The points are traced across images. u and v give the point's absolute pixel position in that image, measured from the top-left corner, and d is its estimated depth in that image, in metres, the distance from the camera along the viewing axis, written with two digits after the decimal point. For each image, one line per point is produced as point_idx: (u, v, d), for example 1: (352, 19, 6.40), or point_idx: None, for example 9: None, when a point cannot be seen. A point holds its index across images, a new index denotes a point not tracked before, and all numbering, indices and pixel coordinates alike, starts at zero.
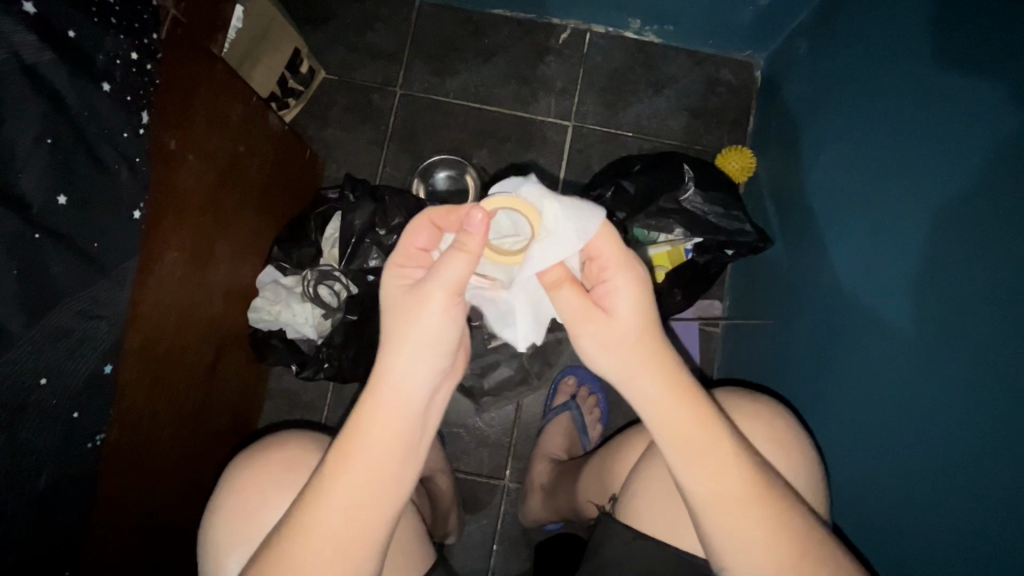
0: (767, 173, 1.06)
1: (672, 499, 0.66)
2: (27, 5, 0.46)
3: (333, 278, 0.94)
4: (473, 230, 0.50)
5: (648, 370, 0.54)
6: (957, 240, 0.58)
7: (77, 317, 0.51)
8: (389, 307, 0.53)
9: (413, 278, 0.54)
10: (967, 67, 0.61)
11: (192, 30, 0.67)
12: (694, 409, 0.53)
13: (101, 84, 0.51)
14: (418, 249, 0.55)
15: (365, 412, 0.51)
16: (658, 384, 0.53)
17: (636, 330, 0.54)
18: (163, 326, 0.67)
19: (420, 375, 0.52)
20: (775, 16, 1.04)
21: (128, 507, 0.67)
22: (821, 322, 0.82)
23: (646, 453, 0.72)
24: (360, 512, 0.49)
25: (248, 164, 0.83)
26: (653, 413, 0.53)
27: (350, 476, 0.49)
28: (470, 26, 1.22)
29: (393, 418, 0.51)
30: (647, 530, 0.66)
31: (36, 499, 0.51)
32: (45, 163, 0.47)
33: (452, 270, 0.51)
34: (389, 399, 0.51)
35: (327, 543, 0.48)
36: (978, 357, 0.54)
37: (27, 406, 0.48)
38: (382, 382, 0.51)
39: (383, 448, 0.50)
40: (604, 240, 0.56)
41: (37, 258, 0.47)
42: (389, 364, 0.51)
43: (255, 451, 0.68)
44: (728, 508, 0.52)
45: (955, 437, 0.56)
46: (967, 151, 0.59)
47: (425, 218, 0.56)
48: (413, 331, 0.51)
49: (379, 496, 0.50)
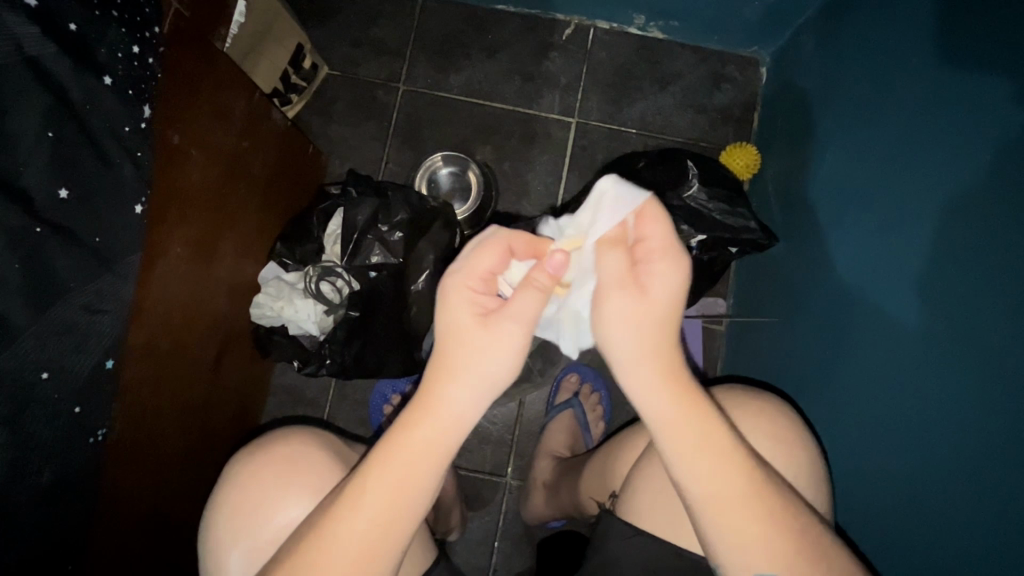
0: (772, 170, 1.05)
1: (672, 495, 0.65)
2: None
3: (335, 273, 0.92)
4: (553, 271, 0.55)
5: (656, 358, 0.53)
6: (961, 238, 0.58)
7: (80, 311, 0.50)
8: (453, 327, 0.52)
9: (482, 300, 0.53)
10: (975, 61, 0.60)
11: (195, 24, 0.67)
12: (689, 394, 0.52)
13: (103, 77, 0.51)
14: (486, 272, 0.54)
15: (418, 439, 0.50)
16: (665, 368, 0.53)
17: (664, 316, 0.53)
18: (166, 322, 0.67)
19: (478, 402, 0.51)
20: (781, 12, 1.03)
21: (132, 502, 0.67)
22: (824, 319, 0.82)
23: (648, 449, 0.71)
24: (391, 538, 0.49)
25: (252, 159, 0.83)
26: (646, 390, 0.53)
27: (390, 493, 0.49)
28: (474, 21, 1.21)
29: (443, 443, 0.50)
30: (647, 528, 0.66)
31: (40, 493, 0.51)
32: (48, 156, 0.46)
33: (528, 307, 0.52)
34: (443, 424, 0.50)
35: (355, 553, 0.48)
36: (981, 356, 0.54)
37: (30, 400, 0.48)
38: (436, 409, 0.50)
39: (429, 471, 0.50)
40: (655, 222, 0.56)
41: (41, 252, 0.47)
42: (448, 387, 0.50)
43: (256, 446, 0.68)
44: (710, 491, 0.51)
45: (960, 436, 0.55)
46: (972, 147, 0.58)
47: (500, 238, 0.55)
48: (479, 360, 0.51)
49: (415, 514, 0.50)
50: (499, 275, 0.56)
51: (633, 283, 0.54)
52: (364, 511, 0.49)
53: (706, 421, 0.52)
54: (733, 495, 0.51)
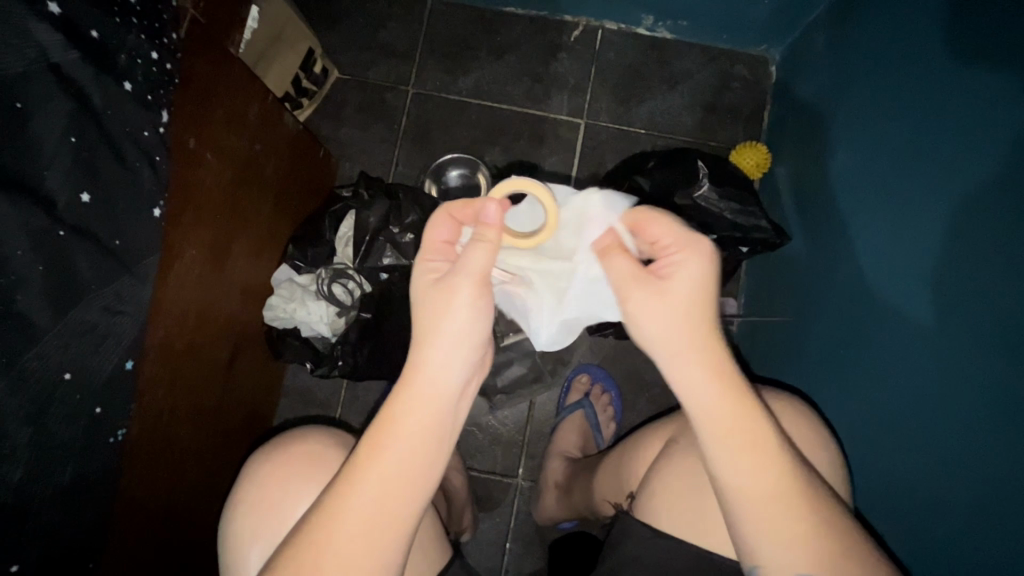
0: (783, 168, 1.04)
1: (693, 496, 0.65)
2: (52, 5, 0.46)
3: (348, 275, 0.93)
4: (491, 219, 0.55)
5: (698, 352, 0.54)
6: (976, 232, 0.57)
7: (101, 313, 0.51)
8: (421, 297, 0.55)
9: (440, 269, 0.57)
10: (990, 55, 0.60)
11: (210, 30, 0.68)
12: (741, 402, 0.53)
13: (123, 83, 0.52)
14: (443, 242, 0.58)
15: (403, 402, 0.51)
16: (702, 363, 0.53)
17: (693, 305, 0.55)
18: (183, 322, 0.68)
19: (454, 364, 0.52)
20: (791, 10, 1.03)
21: (150, 501, 0.68)
22: (837, 318, 0.81)
23: (667, 449, 0.71)
24: (387, 507, 0.49)
25: (265, 162, 0.84)
26: (696, 400, 0.53)
27: (376, 466, 0.50)
28: (482, 24, 1.22)
29: (423, 412, 0.51)
30: (667, 527, 0.65)
31: (63, 492, 0.51)
32: (70, 160, 0.47)
33: (475, 262, 0.54)
34: (419, 388, 0.52)
35: (353, 536, 0.48)
36: (996, 353, 0.53)
37: (53, 400, 0.49)
38: (418, 373, 0.52)
39: (412, 443, 0.50)
40: (659, 224, 0.59)
41: (64, 255, 0.47)
42: (423, 353, 0.52)
43: (274, 445, 0.69)
44: (757, 504, 0.52)
45: (975, 434, 0.55)
46: (987, 142, 0.58)
47: (443, 211, 0.59)
48: (449, 321, 0.53)
49: (404, 490, 0.50)
50: (456, 244, 0.59)
51: (655, 280, 0.57)
52: (355, 488, 0.49)
53: (757, 430, 0.52)
54: (779, 510, 0.51)
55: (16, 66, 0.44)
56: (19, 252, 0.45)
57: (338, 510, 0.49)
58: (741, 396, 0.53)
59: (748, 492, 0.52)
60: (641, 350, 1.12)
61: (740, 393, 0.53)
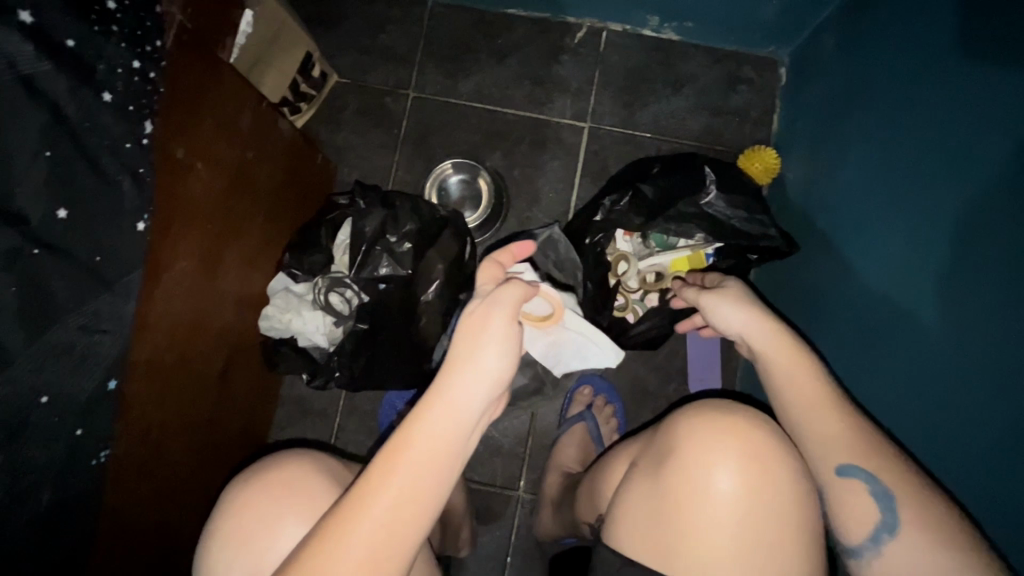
0: (793, 173, 1.01)
1: (660, 520, 0.59)
2: (24, 15, 0.44)
3: (344, 285, 0.91)
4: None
5: (767, 325, 0.65)
6: (987, 243, 0.54)
7: (79, 332, 0.49)
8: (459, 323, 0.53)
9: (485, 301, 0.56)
10: (997, 60, 0.57)
11: (199, 37, 0.66)
12: (795, 351, 0.63)
13: (102, 94, 0.49)
14: (493, 281, 0.59)
15: (420, 427, 0.49)
16: (765, 329, 0.65)
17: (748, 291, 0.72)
18: (169, 337, 0.66)
19: (481, 394, 0.50)
20: (800, 11, 0.99)
21: (135, 522, 0.66)
22: (847, 333, 0.77)
23: (632, 470, 0.67)
24: (393, 534, 0.47)
25: (258, 171, 0.82)
26: (774, 367, 0.63)
27: (388, 493, 0.47)
28: (482, 26, 1.19)
29: (443, 442, 0.49)
30: (634, 554, 0.60)
31: (39, 517, 0.50)
32: (44, 176, 0.45)
33: (509, 295, 0.53)
34: (445, 416, 0.49)
35: (354, 568, 0.45)
36: (1008, 376, 0.50)
37: (27, 424, 0.47)
38: (440, 399, 0.49)
39: (427, 473, 0.48)
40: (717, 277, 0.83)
41: (37, 274, 0.45)
42: (451, 378, 0.50)
43: (257, 471, 0.67)
44: (828, 453, 0.59)
45: (992, 462, 0.52)
46: (997, 150, 0.55)
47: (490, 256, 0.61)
48: (483, 352, 0.51)
49: (411, 522, 0.47)
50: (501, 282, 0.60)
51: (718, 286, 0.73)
52: (361, 517, 0.46)
53: (808, 370, 0.62)
54: (853, 455, 0.57)
55: None
56: None
57: (339, 538, 0.46)
58: (795, 343, 0.64)
59: (816, 444, 0.60)
60: (645, 359, 1.09)
61: (793, 342, 0.64)
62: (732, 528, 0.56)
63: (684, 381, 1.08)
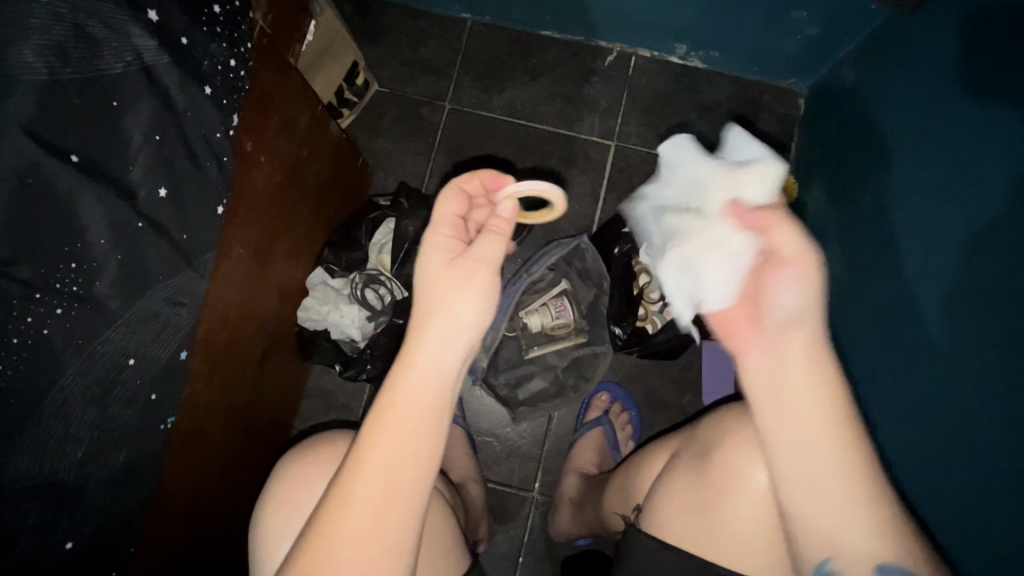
0: (810, 197, 1.06)
1: (694, 507, 0.65)
2: (150, 13, 0.50)
3: (379, 281, 0.96)
4: (509, 217, 0.58)
5: (806, 383, 0.51)
6: (1001, 264, 0.59)
7: (163, 303, 0.54)
8: (427, 274, 0.55)
9: (455, 243, 0.57)
10: (1006, 99, 0.63)
11: (274, 41, 0.72)
12: (834, 437, 0.50)
13: (204, 87, 0.55)
14: (454, 215, 0.58)
15: (401, 382, 0.51)
16: (810, 393, 0.50)
17: (815, 327, 0.51)
18: (225, 320, 0.69)
19: (454, 346, 0.52)
20: (822, 47, 1.06)
21: (183, 493, 0.68)
22: (864, 346, 0.81)
23: (671, 463, 0.72)
24: (394, 485, 0.49)
25: (309, 168, 0.87)
26: (794, 414, 0.51)
27: (382, 446, 0.49)
28: (518, 46, 1.26)
29: (424, 393, 0.51)
30: (670, 539, 0.66)
31: (116, 473, 0.53)
32: (151, 157, 0.50)
33: (490, 248, 0.55)
34: (424, 367, 0.51)
35: (360, 522, 0.47)
36: (1013, 383, 0.55)
37: (116, 383, 0.51)
38: (416, 355, 0.52)
39: (414, 422, 0.50)
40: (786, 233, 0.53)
41: (139, 246, 0.50)
42: (424, 334, 0.52)
43: (308, 446, 0.70)
44: (828, 494, 0.50)
45: (999, 463, 0.56)
46: (1008, 179, 0.60)
47: (451, 184, 0.60)
48: (456, 306, 0.52)
49: (407, 472, 0.49)
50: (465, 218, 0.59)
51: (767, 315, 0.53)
52: (360, 471, 0.49)
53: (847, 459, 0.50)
54: (844, 494, 0.50)
55: (116, 67, 0.47)
56: (101, 241, 0.47)
57: (349, 497, 0.48)
58: (840, 414, 0.50)
59: (808, 482, 0.51)
60: (660, 369, 1.13)
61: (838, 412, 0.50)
62: (754, 511, 0.61)
63: (697, 394, 1.12)
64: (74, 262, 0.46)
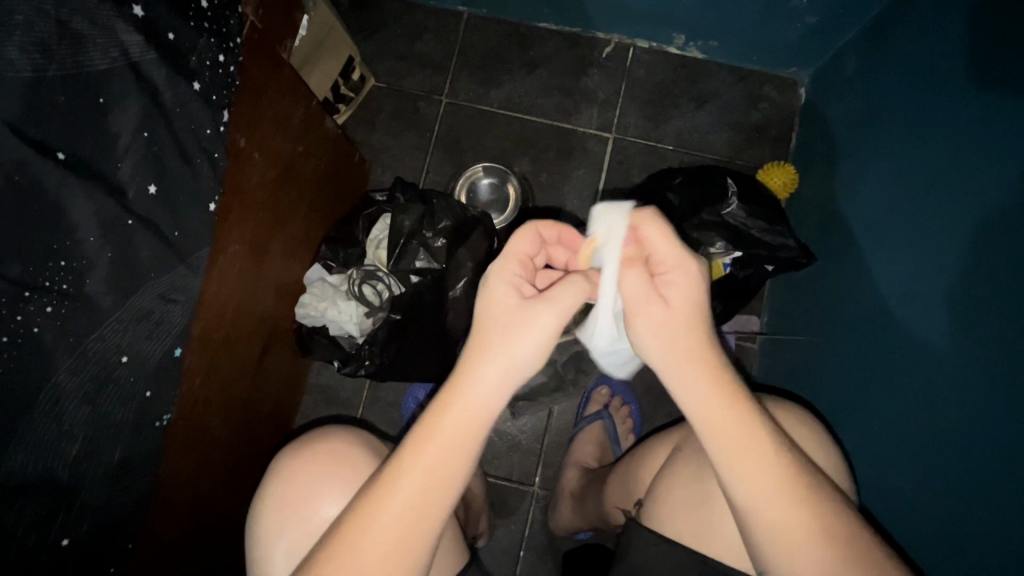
0: (810, 188, 1.05)
1: (693, 501, 0.65)
2: (136, 9, 0.50)
3: (378, 277, 0.96)
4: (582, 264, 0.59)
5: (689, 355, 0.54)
6: (1002, 254, 0.58)
7: (156, 300, 0.53)
8: (492, 306, 0.54)
9: (521, 288, 0.55)
10: (1008, 86, 0.61)
11: (266, 36, 0.71)
12: (740, 407, 0.52)
13: (192, 83, 0.55)
14: (525, 257, 0.58)
15: (450, 410, 0.51)
16: (695, 369, 0.53)
17: (691, 311, 0.55)
18: (222, 315, 0.69)
19: (510, 382, 0.52)
20: (822, 34, 1.04)
21: (182, 489, 0.69)
22: (861, 338, 0.81)
23: (672, 457, 0.71)
24: (424, 507, 0.50)
25: (304, 164, 0.87)
26: (700, 411, 0.53)
27: (416, 474, 0.49)
28: (515, 38, 1.25)
29: (470, 434, 0.51)
30: (670, 534, 0.65)
31: (112, 470, 0.53)
32: (139, 154, 0.50)
33: (564, 298, 0.54)
34: (478, 399, 0.51)
35: (384, 533, 0.48)
36: (1010, 373, 0.55)
37: (110, 380, 0.51)
38: (471, 383, 0.51)
39: (460, 454, 0.50)
40: (659, 234, 0.57)
41: (130, 243, 0.50)
42: (483, 364, 0.51)
43: (307, 441, 0.70)
44: (742, 462, 0.51)
45: (992, 453, 0.56)
46: (1008, 168, 0.59)
47: (532, 225, 0.59)
48: (516, 342, 0.52)
49: (439, 501, 0.50)
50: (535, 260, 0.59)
51: (660, 296, 0.55)
52: (391, 494, 0.49)
53: (752, 427, 0.52)
54: (762, 464, 0.51)
55: (102, 64, 0.47)
56: (91, 238, 0.47)
57: (372, 510, 0.49)
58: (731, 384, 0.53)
59: (723, 450, 0.52)
60: None
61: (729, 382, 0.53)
62: None
63: None
64: (64, 260, 0.46)
